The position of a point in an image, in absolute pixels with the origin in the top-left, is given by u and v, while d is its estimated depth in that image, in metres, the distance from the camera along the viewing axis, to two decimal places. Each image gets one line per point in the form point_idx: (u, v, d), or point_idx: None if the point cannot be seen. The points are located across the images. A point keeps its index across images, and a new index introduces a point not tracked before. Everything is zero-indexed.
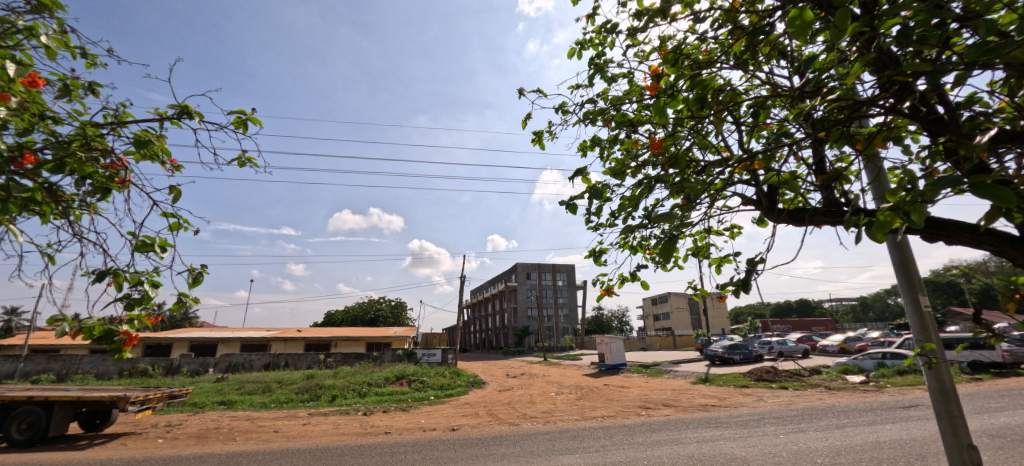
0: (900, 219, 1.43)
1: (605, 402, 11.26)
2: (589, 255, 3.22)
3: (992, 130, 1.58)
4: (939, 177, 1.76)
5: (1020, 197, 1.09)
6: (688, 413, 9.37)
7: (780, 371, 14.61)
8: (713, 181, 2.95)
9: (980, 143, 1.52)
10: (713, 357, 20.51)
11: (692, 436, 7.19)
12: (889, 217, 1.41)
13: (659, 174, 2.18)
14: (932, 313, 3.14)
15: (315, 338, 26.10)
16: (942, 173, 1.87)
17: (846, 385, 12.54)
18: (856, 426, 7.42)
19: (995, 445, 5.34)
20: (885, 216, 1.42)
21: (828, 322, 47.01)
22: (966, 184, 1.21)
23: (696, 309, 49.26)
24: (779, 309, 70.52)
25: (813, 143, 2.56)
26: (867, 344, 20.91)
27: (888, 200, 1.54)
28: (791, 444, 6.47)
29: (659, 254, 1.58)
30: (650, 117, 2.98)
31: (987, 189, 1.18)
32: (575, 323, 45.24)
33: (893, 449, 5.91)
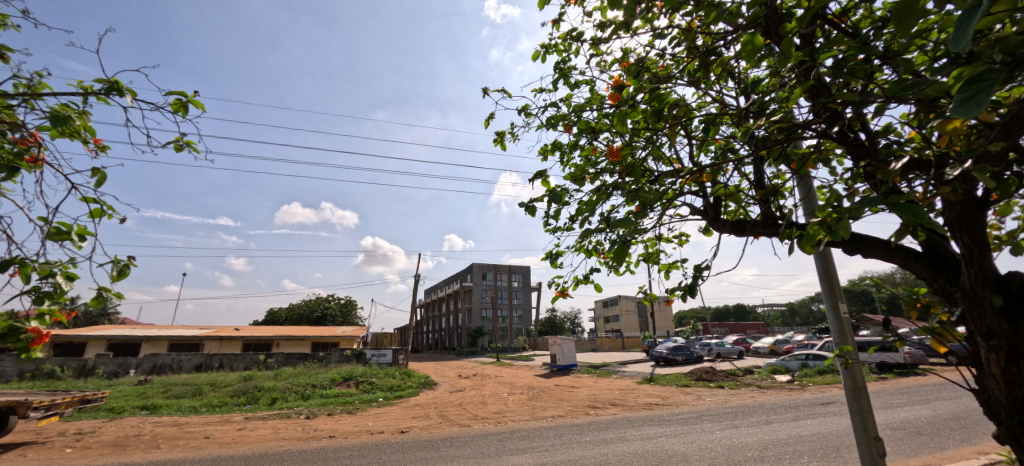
0: (826, 233, 1.63)
1: (556, 402, 11.51)
2: (547, 257, 3.30)
3: (902, 157, 1.82)
4: (860, 197, 2.00)
5: (922, 217, 1.28)
6: (634, 411, 9.79)
7: (718, 372, 15.56)
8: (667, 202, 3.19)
9: (893, 168, 1.77)
10: (658, 358, 21.45)
11: (637, 434, 7.52)
12: (815, 231, 1.62)
13: (616, 182, 2.31)
14: (849, 319, 3.49)
15: (255, 337, 24.89)
16: (863, 193, 2.12)
17: (775, 384, 13.57)
18: (782, 421, 8.05)
19: (896, 437, 5.99)
20: (813, 229, 1.62)
21: (761, 326, 50.32)
22: (882, 203, 1.39)
23: (644, 313, 51.55)
24: (720, 315, 74.41)
25: (754, 160, 2.81)
26: (793, 346, 22.76)
27: (817, 215, 1.73)
28: (725, 439, 6.92)
29: (616, 258, 1.69)
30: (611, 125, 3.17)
31: (898, 208, 1.37)
32: (528, 324, 45.71)
33: (812, 442, 6.46)
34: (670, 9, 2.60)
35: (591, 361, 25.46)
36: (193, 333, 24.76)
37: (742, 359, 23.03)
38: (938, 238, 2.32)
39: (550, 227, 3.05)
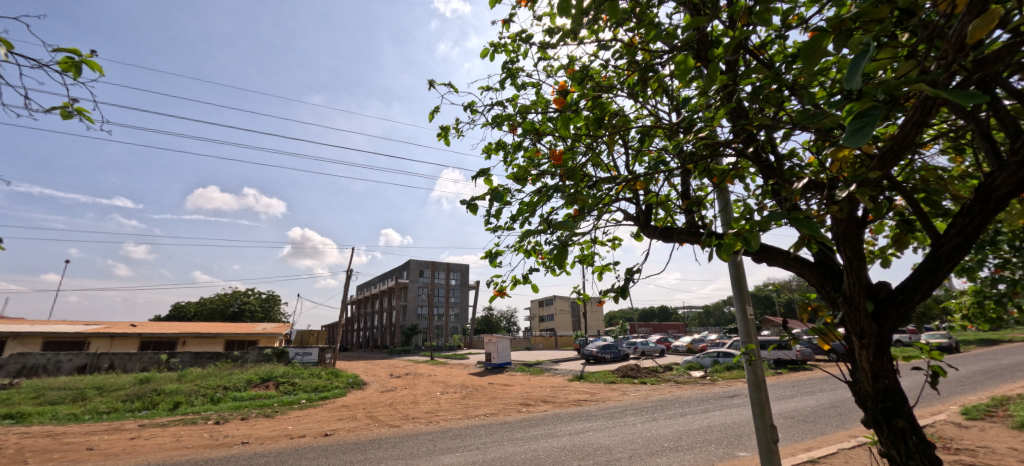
0: (740, 243, 1.85)
1: (488, 400, 11.63)
2: (486, 255, 3.36)
3: (805, 179, 2.11)
4: (770, 211, 2.27)
5: (818, 233, 1.50)
6: (563, 408, 10.17)
7: (642, 368, 16.56)
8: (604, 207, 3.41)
9: (797, 188, 2.05)
10: (588, 357, 22.40)
11: (566, 429, 7.83)
12: (732, 241, 1.83)
13: (557, 185, 2.44)
14: (754, 320, 3.92)
15: (156, 334, 22.58)
16: (772, 209, 2.42)
17: (690, 380, 14.72)
18: (694, 413, 8.79)
19: (788, 424, 6.80)
20: (730, 239, 1.84)
21: (682, 327, 54.04)
22: (787, 218, 1.62)
23: (577, 312, 53.42)
24: (646, 315, 79.06)
25: (681, 173, 3.09)
26: (708, 344, 24.80)
27: (733, 226, 1.96)
28: (646, 431, 7.42)
29: (556, 260, 1.79)
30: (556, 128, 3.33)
31: (800, 224, 1.59)
32: (464, 322, 45.59)
33: (720, 431, 7.13)
34: (615, 24, 2.78)
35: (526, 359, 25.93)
36: (80, 330, 21.91)
37: (663, 357, 24.68)
38: (827, 251, 3.01)
39: (491, 226, 3.12)
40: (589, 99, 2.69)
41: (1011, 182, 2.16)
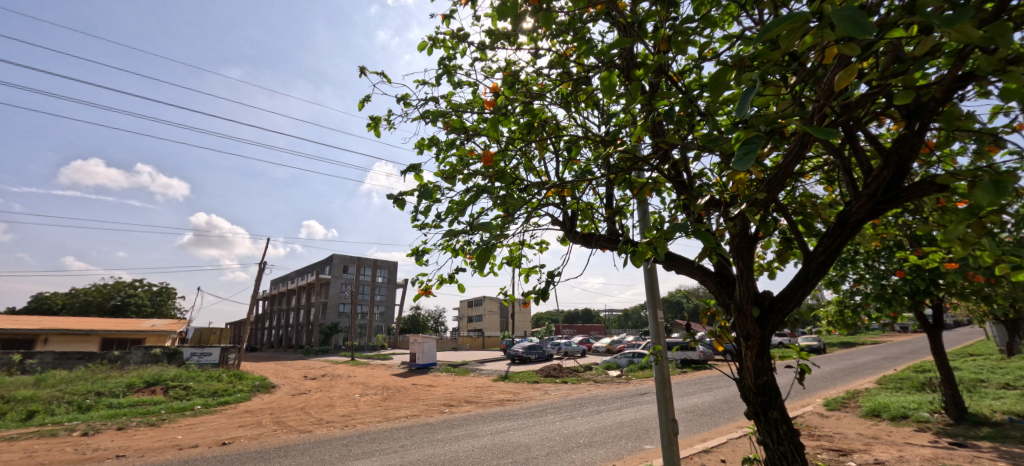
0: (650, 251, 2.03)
1: (410, 402, 11.40)
2: (413, 253, 3.33)
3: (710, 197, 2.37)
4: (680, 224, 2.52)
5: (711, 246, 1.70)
6: (485, 407, 10.26)
7: (564, 368, 17.19)
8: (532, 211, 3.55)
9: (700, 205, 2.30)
10: (513, 357, 22.78)
11: (487, 429, 7.92)
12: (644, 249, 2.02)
13: (487, 186, 2.50)
14: (663, 324, 4.28)
15: (8, 330, 19.37)
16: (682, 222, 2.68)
17: (607, 379, 15.56)
18: (609, 410, 9.32)
19: (689, 418, 7.48)
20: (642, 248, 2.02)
21: (603, 328, 56.81)
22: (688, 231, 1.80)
23: (505, 313, 54.05)
24: (571, 317, 81.97)
25: (605, 183, 3.30)
26: (625, 345, 26.35)
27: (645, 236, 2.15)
28: (563, 428, 7.74)
29: (479, 261, 1.85)
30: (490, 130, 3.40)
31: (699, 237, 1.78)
32: (389, 322, 44.17)
33: (630, 427, 7.64)
34: (552, 34, 2.91)
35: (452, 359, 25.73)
36: None
37: (585, 357, 25.80)
38: (725, 262, 3.41)
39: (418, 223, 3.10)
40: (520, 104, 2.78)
41: (863, 207, 2.64)
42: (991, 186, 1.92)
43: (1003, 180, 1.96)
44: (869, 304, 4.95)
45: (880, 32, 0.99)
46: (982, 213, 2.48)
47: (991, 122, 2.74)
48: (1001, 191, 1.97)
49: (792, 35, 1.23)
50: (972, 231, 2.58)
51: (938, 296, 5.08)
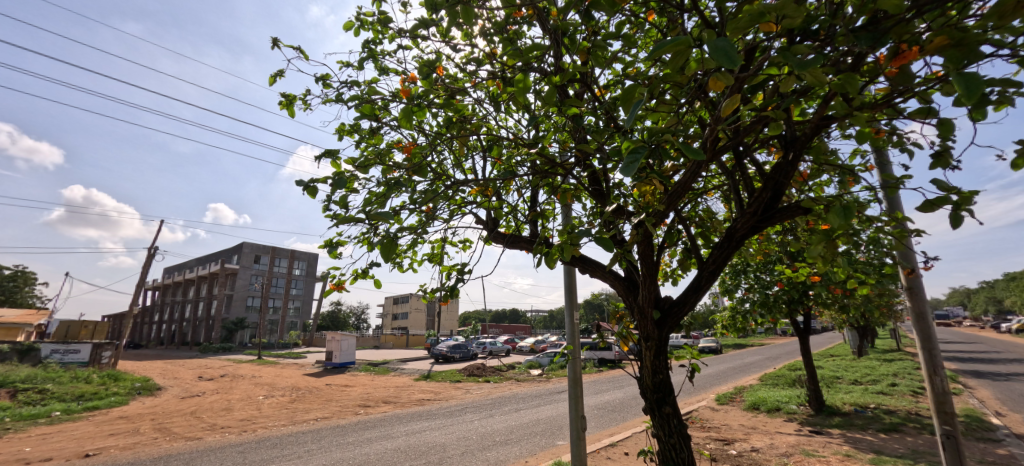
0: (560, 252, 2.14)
1: (321, 403, 10.78)
2: (326, 245, 3.17)
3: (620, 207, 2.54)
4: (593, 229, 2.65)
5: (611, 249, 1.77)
6: (403, 408, 10.01)
7: (487, 367, 17.28)
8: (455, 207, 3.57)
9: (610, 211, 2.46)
10: (437, 356, 22.46)
11: (402, 430, 7.72)
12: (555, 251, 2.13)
13: (405, 180, 2.46)
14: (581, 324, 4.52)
15: None
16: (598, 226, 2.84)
17: (529, 378, 15.90)
18: (527, 408, 9.54)
19: (600, 415, 7.90)
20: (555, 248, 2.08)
21: (529, 328, 58.04)
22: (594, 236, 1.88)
23: (432, 312, 53.12)
24: (499, 316, 83.14)
25: (530, 185, 3.40)
26: (548, 345, 27.09)
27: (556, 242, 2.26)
28: (481, 427, 7.78)
29: (385, 256, 1.82)
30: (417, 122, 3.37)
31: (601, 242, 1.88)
32: (305, 318, 41.47)
33: (546, 424, 7.88)
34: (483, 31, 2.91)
35: (371, 358, 24.78)
36: None
37: (509, 357, 26.13)
38: (633, 267, 3.66)
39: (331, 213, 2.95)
40: (444, 99, 2.76)
41: (747, 223, 2.99)
42: (841, 210, 2.28)
43: (849, 207, 2.33)
44: (756, 311, 5.52)
45: (742, 65, 1.14)
46: (835, 235, 2.93)
47: (850, 159, 3.23)
48: (846, 216, 2.35)
49: (679, 59, 1.38)
50: (827, 250, 3.03)
51: (809, 305, 5.86)
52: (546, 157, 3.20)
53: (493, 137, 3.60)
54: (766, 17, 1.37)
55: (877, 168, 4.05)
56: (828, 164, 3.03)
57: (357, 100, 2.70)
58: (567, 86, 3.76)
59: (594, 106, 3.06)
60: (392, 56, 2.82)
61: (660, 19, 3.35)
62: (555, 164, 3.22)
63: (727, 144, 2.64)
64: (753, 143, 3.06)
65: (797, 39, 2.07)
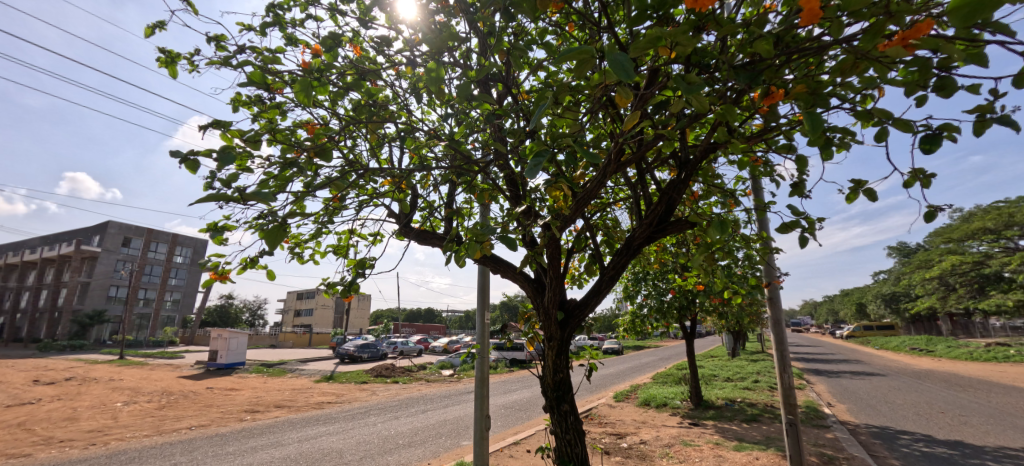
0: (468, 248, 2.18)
1: (200, 409, 9.63)
2: (211, 229, 2.87)
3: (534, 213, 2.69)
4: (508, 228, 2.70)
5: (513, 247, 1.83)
6: (299, 412, 9.31)
7: (396, 368, 16.71)
8: (362, 196, 3.51)
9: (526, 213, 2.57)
10: (343, 356, 21.24)
11: (295, 436, 7.17)
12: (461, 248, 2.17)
13: (313, 163, 2.36)
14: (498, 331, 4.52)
15: None
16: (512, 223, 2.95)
17: (439, 378, 15.67)
18: (433, 409, 9.39)
19: (506, 414, 8.05)
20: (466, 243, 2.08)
21: (443, 327, 57.42)
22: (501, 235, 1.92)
23: (340, 309, 50.17)
24: (413, 315, 80.99)
25: (445, 181, 3.45)
26: (461, 345, 26.98)
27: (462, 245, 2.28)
28: (383, 430, 7.49)
29: (269, 244, 1.71)
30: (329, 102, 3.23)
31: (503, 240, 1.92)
32: (187, 312, 36.78)
33: (451, 425, 7.83)
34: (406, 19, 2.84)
35: (267, 359, 22.73)
36: None
37: (420, 357, 25.55)
38: (542, 270, 3.82)
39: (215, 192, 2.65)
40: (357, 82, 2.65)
41: (643, 233, 3.28)
42: (718, 225, 2.63)
43: (724, 223, 2.70)
44: (652, 315, 6.16)
45: (636, 79, 1.29)
46: (714, 248, 3.33)
47: (732, 184, 3.69)
48: (721, 230, 2.69)
49: (584, 66, 1.50)
50: (708, 261, 3.43)
51: (697, 312, 6.57)
52: (461, 153, 3.26)
53: (408, 127, 3.58)
54: (662, 42, 1.53)
55: (752, 194, 4.66)
56: (713, 185, 3.45)
57: (260, 71, 2.48)
58: (489, 85, 3.85)
59: (513, 110, 3.18)
60: (301, 27, 2.62)
61: (579, 33, 3.56)
62: (470, 160, 3.29)
63: (631, 158, 2.89)
64: (654, 161, 3.37)
65: (691, 69, 2.35)
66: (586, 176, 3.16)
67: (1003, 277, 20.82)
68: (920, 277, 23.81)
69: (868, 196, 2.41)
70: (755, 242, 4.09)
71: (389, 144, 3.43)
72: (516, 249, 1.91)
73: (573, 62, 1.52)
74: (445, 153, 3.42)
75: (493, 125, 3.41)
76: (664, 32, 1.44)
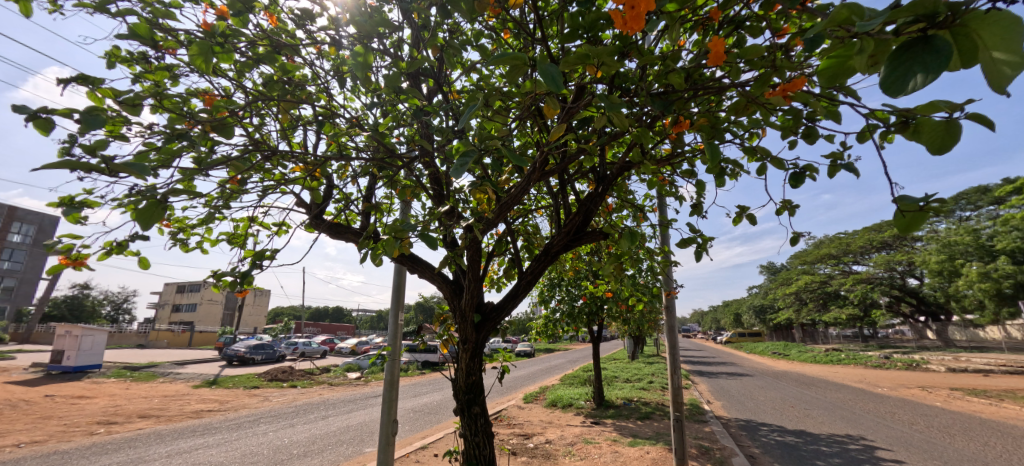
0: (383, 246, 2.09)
1: (35, 422, 7.98)
2: None
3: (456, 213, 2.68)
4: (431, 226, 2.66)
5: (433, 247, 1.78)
6: (171, 422, 8.14)
7: (294, 371, 15.35)
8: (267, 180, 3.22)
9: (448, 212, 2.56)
10: (231, 358, 19.01)
11: (165, 450, 6.25)
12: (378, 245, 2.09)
13: (216, 139, 2.11)
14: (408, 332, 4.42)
15: None
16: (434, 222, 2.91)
17: (344, 381, 14.73)
18: (335, 415, 8.81)
19: (414, 418, 7.83)
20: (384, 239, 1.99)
21: (349, 328, 54.09)
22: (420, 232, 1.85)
23: (230, 305, 44.92)
24: (316, 314, 75.41)
25: (365, 173, 3.30)
26: (370, 347, 25.67)
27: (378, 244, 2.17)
28: (274, 440, 6.85)
29: (142, 223, 1.48)
30: (234, 73, 2.93)
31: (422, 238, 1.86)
32: (22, 304, 30.28)
33: (355, 431, 7.42)
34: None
35: (131, 360, 19.56)
36: None
37: (324, 359, 23.81)
38: (461, 272, 3.83)
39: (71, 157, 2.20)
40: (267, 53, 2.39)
41: (562, 241, 3.46)
42: (628, 237, 2.87)
43: (633, 236, 2.95)
44: (563, 320, 6.46)
45: (565, 92, 1.37)
46: (623, 259, 3.62)
47: (642, 200, 4.05)
48: (630, 242, 2.94)
49: (516, 72, 1.56)
50: (617, 270, 3.71)
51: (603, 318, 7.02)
52: (384, 146, 3.14)
53: (327, 111, 3.37)
54: (590, 60, 1.62)
55: (659, 210, 5.14)
56: (626, 200, 3.76)
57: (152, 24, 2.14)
58: (419, 79, 3.78)
59: (442, 108, 3.14)
60: None
61: (514, 41, 3.63)
62: (394, 155, 3.19)
63: (554, 168, 3.04)
64: (576, 173, 3.57)
65: (614, 91, 2.54)
66: (511, 182, 3.24)
67: (841, 294, 25.26)
68: (783, 292, 28.02)
69: (750, 220, 2.82)
70: (658, 255, 4.51)
71: (303, 126, 3.19)
72: (436, 249, 1.88)
73: (506, 67, 1.56)
74: (367, 143, 3.27)
75: (420, 121, 3.35)
76: (592, 51, 1.54)
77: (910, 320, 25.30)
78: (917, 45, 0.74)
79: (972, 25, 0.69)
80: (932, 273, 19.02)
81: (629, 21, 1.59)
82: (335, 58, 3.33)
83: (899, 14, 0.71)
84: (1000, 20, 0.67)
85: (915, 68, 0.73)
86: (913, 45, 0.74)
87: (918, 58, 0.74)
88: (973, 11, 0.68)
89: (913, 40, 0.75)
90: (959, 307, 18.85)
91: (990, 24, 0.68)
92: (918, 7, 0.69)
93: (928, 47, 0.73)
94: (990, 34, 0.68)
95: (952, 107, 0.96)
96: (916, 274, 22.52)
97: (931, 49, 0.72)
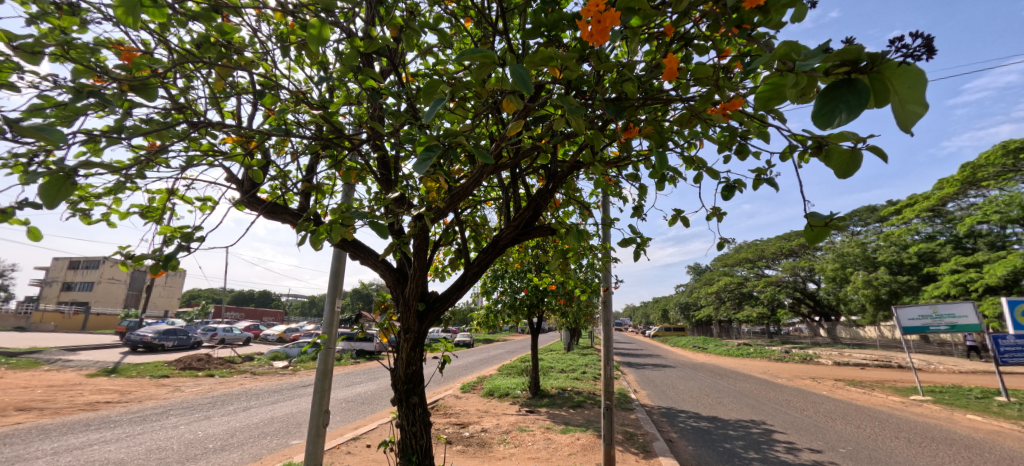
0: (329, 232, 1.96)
1: None
2: None
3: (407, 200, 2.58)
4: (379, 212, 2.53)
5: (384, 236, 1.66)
6: (60, 415, 7.17)
7: (211, 359, 14.12)
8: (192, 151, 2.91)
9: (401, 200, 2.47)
10: (135, 344, 17.05)
11: (51, 448, 5.51)
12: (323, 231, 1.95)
13: (133, 99, 1.83)
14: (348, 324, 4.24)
15: None
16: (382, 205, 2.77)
17: (268, 370, 13.82)
18: (258, 406, 8.24)
19: (347, 408, 7.56)
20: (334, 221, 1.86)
21: (278, 314, 50.60)
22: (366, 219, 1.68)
23: (137, 285, 40.08)
24: (238, 297, 69.88)
25: (310, 151, 3.10)
26: (301, 334, 24.28)
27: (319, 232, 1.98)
28: (186, 434, 6.29)
29: (45, 197, 1.26)
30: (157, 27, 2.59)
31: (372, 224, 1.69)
32: None
33: (280, 423, 7.02)
34: None
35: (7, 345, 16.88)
36: None
37: (247, 346, 22.15)
38: (405, 260, 3.73)
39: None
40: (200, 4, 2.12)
41: (510, 234, 3.49)
42: (575, 235, 2.96)
43: (580, 234, 3.04)
44: (504, 311, 6.53)
45: (532, 93, 1.38)
46: (567, 255, 3.72)
47: (588, 198, 4.18)
48: (576, 239, 3.02)
49: (483, 69, 1.53)
50: (561, 264, 3.81)
51: (541, 312, 7.23)
52: (331, 125, 2.95)
53: (269, 82, 3.11)
54: (555, 62, 1.59)
55: (602, 209, 5.36)
56: (572, 197, 3.88)
57: None
58: (372, 57, 3.61)
59: (397, 91, 3.00)
60: None
61: (473, 29, 3.56)
62: (341, 135, 3.01)
63: (507, 162, 3.05)
64: (528, 168, 3.61)
65: (570, 92, 2.59)
66: (462, 173, 3.21)
67: (753, 295, 27.95)
68: (705, 291, 30.45)
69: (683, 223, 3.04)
70: (599, 251, 4.71)
71: (238, 95, 2.91)
72: (385, 238, 1.72)
73: (475, 63, 1.54)
74: (312, 120, 3.05)
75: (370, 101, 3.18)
76: (557, 54, 1.53)
77: (808, 320, 28.64)
78: (842, 86, 0.84)
79: (887, 74, 0.79)
80: (828, 278, 21.63)
81: (594, 33, 1.60)
82: (279, 23, 3.07)
83: (830, 57, 0.79)
84: (909, 73, 0.77)
85: (840, 106, 0.83)
86: (839, 86, 0.84)
87: (842, 98, 0.84)
88: (889, 62, 0.77)
89: (838, 81, 0.84)
90: (846, 309, 21.65)
91: (901, 74, 0.78)
92: (846, 53, 0.78)
93: (851, 88, 0.83)
94: (900, 85, 0.79)
95: (856, 138, 1.10)
96: (815, 279, 25.46)
97: (853, 91, 0.82)
